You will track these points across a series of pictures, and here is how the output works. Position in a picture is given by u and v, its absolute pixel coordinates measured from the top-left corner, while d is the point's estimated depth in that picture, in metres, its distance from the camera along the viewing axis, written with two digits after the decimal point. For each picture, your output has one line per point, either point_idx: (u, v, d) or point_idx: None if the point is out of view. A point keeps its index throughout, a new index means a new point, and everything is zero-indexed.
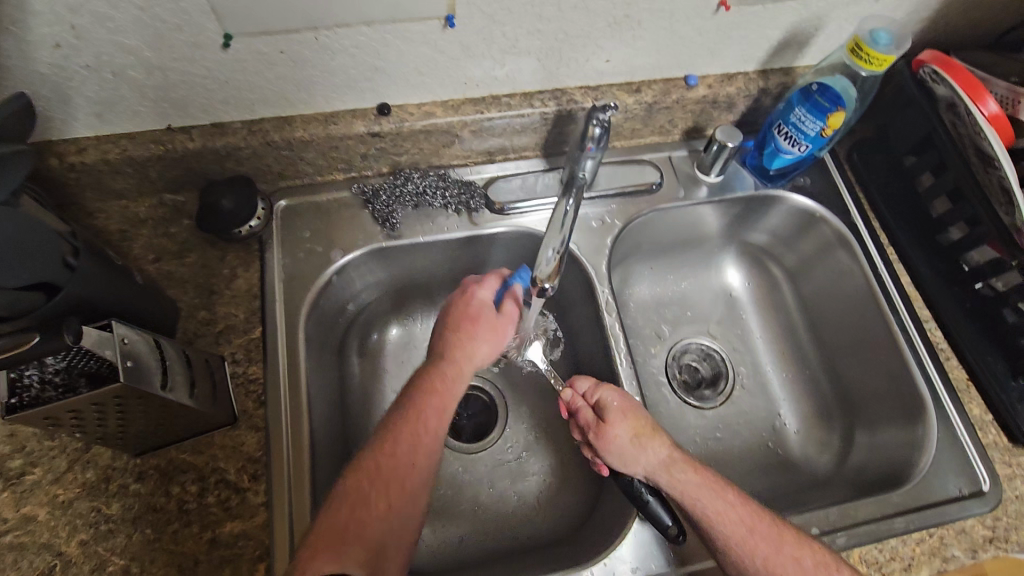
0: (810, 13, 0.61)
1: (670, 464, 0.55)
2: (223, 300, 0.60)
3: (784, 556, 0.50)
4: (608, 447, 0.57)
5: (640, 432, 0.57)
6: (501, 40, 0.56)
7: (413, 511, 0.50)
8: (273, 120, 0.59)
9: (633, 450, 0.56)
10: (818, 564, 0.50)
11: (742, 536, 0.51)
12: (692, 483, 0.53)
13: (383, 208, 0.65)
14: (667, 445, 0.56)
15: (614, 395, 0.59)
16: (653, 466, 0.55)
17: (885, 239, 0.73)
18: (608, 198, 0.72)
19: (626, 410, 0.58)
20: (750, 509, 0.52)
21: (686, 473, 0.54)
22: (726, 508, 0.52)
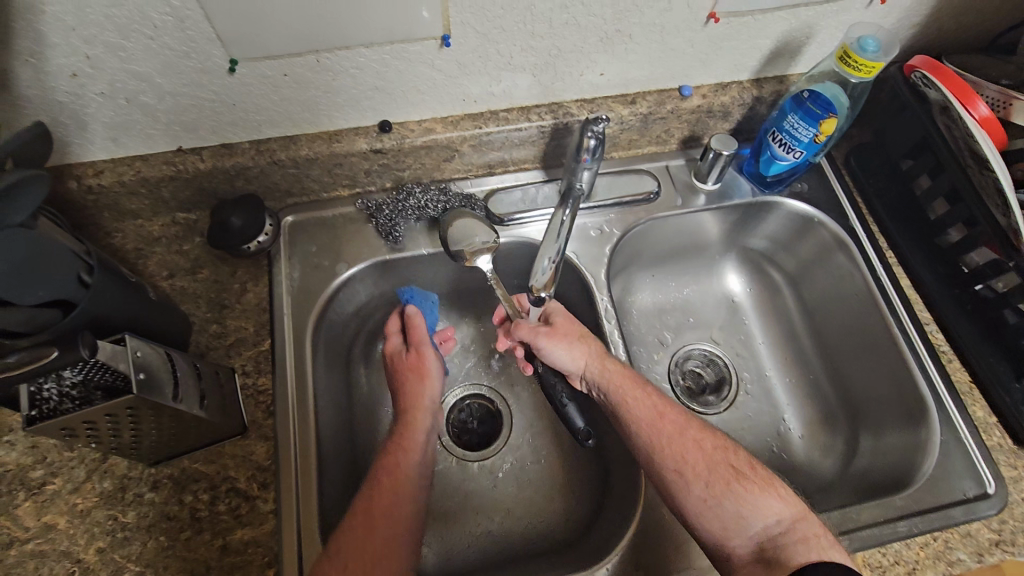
0: (799, 22, 0.62)
1: (604, 355, 0.62)
2: (233, 314, 0.62)
3: (687, 438, 0.57)
4: (551, 337, 0.63)
5: (579, 331, 0.64)
6: (496, 57, 0.58)
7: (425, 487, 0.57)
8: (278, 140, 0.61)
9: (575, 344, 0.63)
10: (718, 446, 0.57)
11: (651, 418, 0.58)
12: (618, 372, 0.61)
13: (386, 221, 0.67)
14: (600, 345, 0.64)
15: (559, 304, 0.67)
16: (587, 356, 0.62)
17: (885, 243, 0.73)
18: (606, 207, 0.73)
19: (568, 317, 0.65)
20: (662, 400, 0.60)
21: (616, 366, 0.62)
22: (643, 396, 0.60)
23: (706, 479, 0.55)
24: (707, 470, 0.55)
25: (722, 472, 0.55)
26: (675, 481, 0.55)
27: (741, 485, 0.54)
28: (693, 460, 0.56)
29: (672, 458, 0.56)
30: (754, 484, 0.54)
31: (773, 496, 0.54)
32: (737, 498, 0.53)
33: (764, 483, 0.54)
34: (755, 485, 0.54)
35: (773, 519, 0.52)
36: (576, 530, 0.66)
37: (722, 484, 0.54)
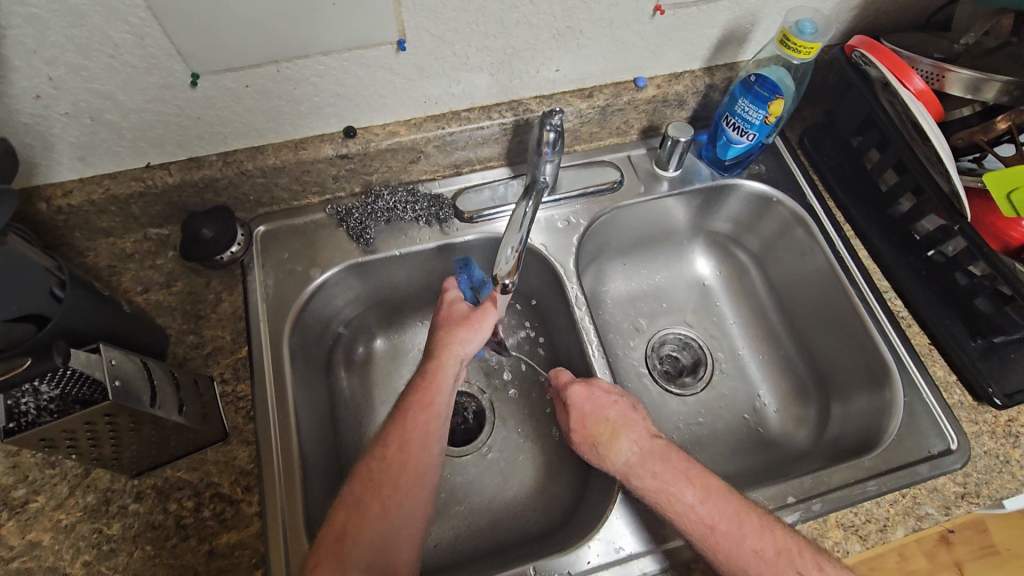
0: (743, 10, 0.65)
1: (632, 464, 0.57)
2: (209, 324, 0.63)
3: (745, 550, 0.51)
4: (580, 448, 0.61)
5: (600, 437, 0.60)
6: (453, 58, 0.60)
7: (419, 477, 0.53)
8: (245, 150, 0.62)
9: (599, 449, 0.59)
10: (780, 552, 0.51)
11: (700, 532, 0.52)
12: (650, 485, 0.55)
13: (357, 223, 0.68)
14: (625, 447, 0.58)
15: (573, 406, 0.62)
16: (615, 469, 0.58)
17: (841, 216, 0.75)
18: (572, 199, 0.75)
19: (585, 419, 0.61)
20: (709, 506, 0.53)
21: (644, 476, 0.56)
22: (685, 508, 0.53)
23: None
24: None
25: None
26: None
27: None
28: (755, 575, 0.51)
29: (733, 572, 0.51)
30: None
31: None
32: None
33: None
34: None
35: None
36: (560, 513, 0.67)
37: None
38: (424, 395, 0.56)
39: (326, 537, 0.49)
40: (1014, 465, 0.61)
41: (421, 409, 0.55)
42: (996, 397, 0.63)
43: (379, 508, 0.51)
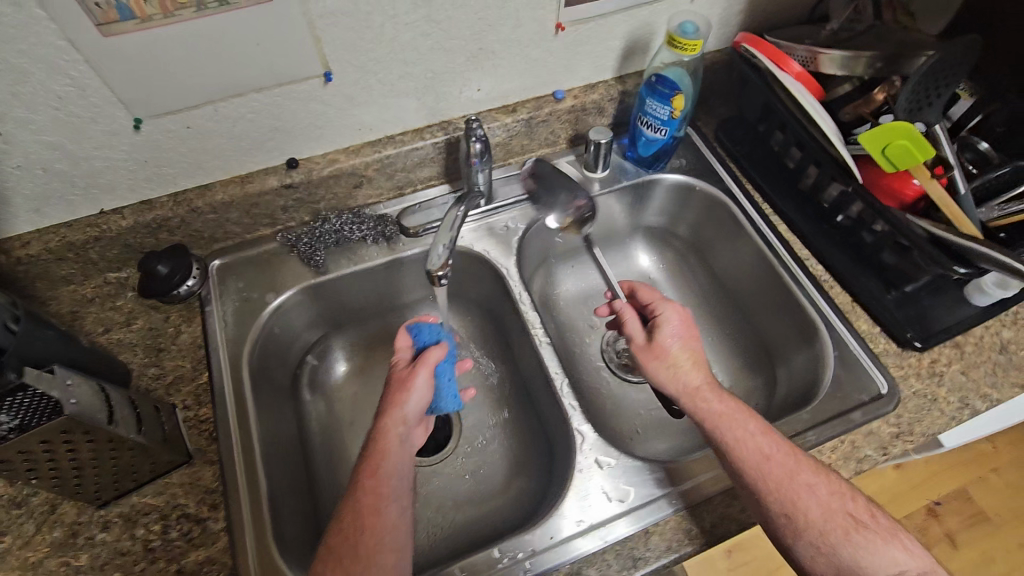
0: (638, 22, 0.72)
1: (700, 391, 0.60)
2: (170, 355, 0.65)
3: (799, 484, 0.53)
4: (651, 356, 0.65)
5: (684, 357, 0.63)
6: (379, 86, 0.66)
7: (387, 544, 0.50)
8: (194, 190, 0.67)
9: (668, 370, 0.63)
10: (834, 493, 0.53)
11: (757, 460, 0.54)
12: (717, 410, 0.58)
13: (307, 248, 0.72)
14: (704, 376, 0.62)
15: (671, 316, 0.67)
16: (683, 386, 0.61)
17: (759, 197, 0.81)
18: (509, 206, 0.79)
19: (676, 339, 0.65)
20: (768, 438, 0.56)
21: (711, 400, 0.59)
22: (745, 436, 0.56)
23: (821, 529, 0.51)
24: (820, 520, 0.51)
25: (836, 522, 0.51)
26: (783, 528, 0.52)
27: (861, 537, 0.51)
28: (805, 508, 0.52)
29: (783, 503, 0.52)
30: (874, 534, 0.51)
31: (896, 547, 0.51)
32: (854, 549, 0.50)
33: (886, 533, 0.51)
34: (876, 535, 0.51)
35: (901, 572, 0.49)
36: (526, 504, 0.68)
37: (838, 534, 0.51)
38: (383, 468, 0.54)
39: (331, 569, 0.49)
40: (942, 402, 0.65)
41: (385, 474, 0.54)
42: (915, 341, 0.68)
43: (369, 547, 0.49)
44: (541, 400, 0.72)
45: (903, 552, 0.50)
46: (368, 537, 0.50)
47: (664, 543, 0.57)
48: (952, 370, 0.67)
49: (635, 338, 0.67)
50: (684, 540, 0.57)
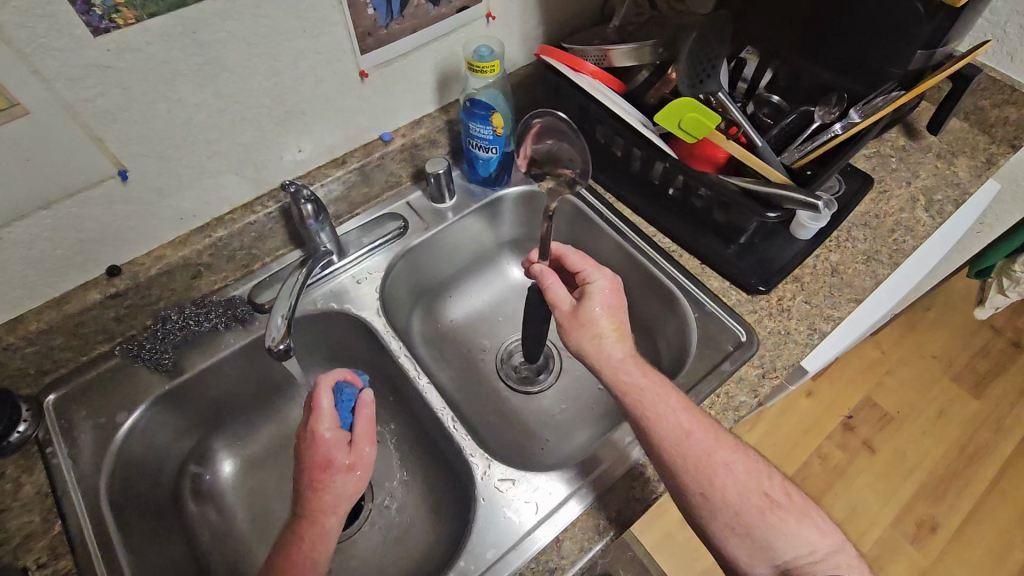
0: (441, 53, 0.75)
1: (624, 364, 0.60)
2: (12, 514, 0.58)
3: (718, 462, 0.55)
4: (574, 328, 0.63)
5: (609, 329, 0.62)
6: (187, 171, 0.63)
7: None
8: (2, 326, 0.60)
9: (592, 341, 0.61)
10: (750, 471, 0.55)
11: (677, 437, 0.55)
12: (640, 385, 0.58)
13: (151, 355, 0.67)
14: (628, 349, 0.61)
15: (602, 283, 0.65)
16: (608, 359, 0.60)
17: (600, 189, 0.86)
18: (364, 256, 0.78)
19: (605, 310, 0.63)
20: (691, 415, 0.57)
21: (636, 374, 0.59)
22: (668, 411, 0.56)
23: (737, 507, 0.54)
24: (734, 498, 0.54)
25: (750, 499, 0.54)
26: (700, 506, 0.55)
27: (775, 515, 0.54)
28: (722, 485, 0.54)
29: (700, 480, 0.54)
30: (788, 512, 0.54)
31: (809, 526, 0.54)
32: (766, 527, 0.53)
33: (799, 512, 0.55)
34: (789, 512, 0.54)
35: (808, 550, 0.53)
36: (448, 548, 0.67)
37: (752, 512, 0.54)
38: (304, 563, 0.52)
39: None
40: (794, 334, 0.71)
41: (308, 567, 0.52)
42: (760, 285, 0.73)
43: None
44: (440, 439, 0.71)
45: (816, 531, 0.54)
46: None
47: (578, 545, 0.58)
48: (796, 302, 0.74)
49: (559, 303, 0.65)
50: (595, 537, 0.58)
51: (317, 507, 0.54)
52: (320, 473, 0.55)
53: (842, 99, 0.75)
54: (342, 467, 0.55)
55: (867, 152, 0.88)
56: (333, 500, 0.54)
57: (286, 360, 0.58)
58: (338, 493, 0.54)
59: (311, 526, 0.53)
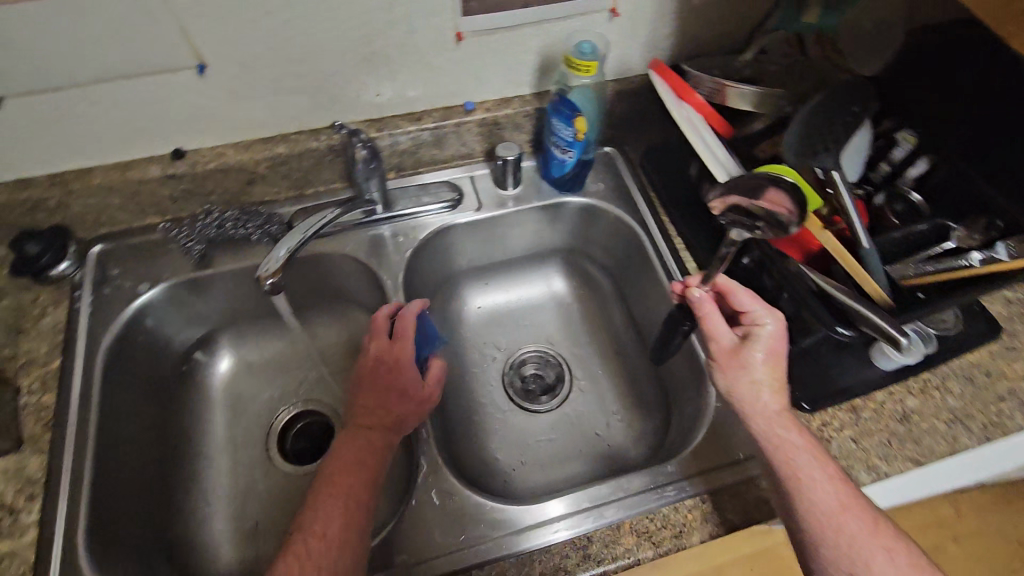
0: (550, 38, 0.70)
1: (778, 417, 0.55)
2: (29, 337, 0.64)
3: (875, 546, 0.49)
4: (729, 365, 0.58)
5: (770, 375, 0.57)
6: (263, 83, 0.64)
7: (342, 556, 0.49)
8: (74, 173, 0.67)
9: (751, 382, 0.57)
10: (913, 567, 0.49)
11: (830, 508, 0.51)
12: (792, 441, 0.54)
13: (185, 241, 0.71)
14: (783, 402, 0.56)
15: (772, 321, 0.58)
16: (762, 409, 0.56)
17: (673, 230, 0.77)
18: (409, 216, 0.77)
19: (768, 358, 0.57)
20: (846, 488, 0.52)
21: (790, 431, 0.55)
22: (822, 479, 0.52)
23: None
24: None
25: None
26: None
27: None
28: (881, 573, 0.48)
29: (848, 563, 0.49)
30: None
31: None
32: None
33: None
34: None
35: None
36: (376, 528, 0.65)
37: None
38: (354, 480, 0.53)
39: None
40: None
41: (360, 488, 0.53)
42: (803, 402, 0.63)
43: (331, 556, 0.48)
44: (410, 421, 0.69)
45: None
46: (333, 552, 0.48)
47: None
48: (842, 435, 0.62)
49: (717, 338, 0.60)
50: None
51: (376, 427, 0.58)
52: (384, 392, 0.60)
53: (992, 226, 0.59)
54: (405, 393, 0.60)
55: (1011, 293, 0.72)
56: (394, 423, 0.59)
57: (271, 293, 0.61)
58: (392, 414, 0.59)
59: (371, 437, 0.57)
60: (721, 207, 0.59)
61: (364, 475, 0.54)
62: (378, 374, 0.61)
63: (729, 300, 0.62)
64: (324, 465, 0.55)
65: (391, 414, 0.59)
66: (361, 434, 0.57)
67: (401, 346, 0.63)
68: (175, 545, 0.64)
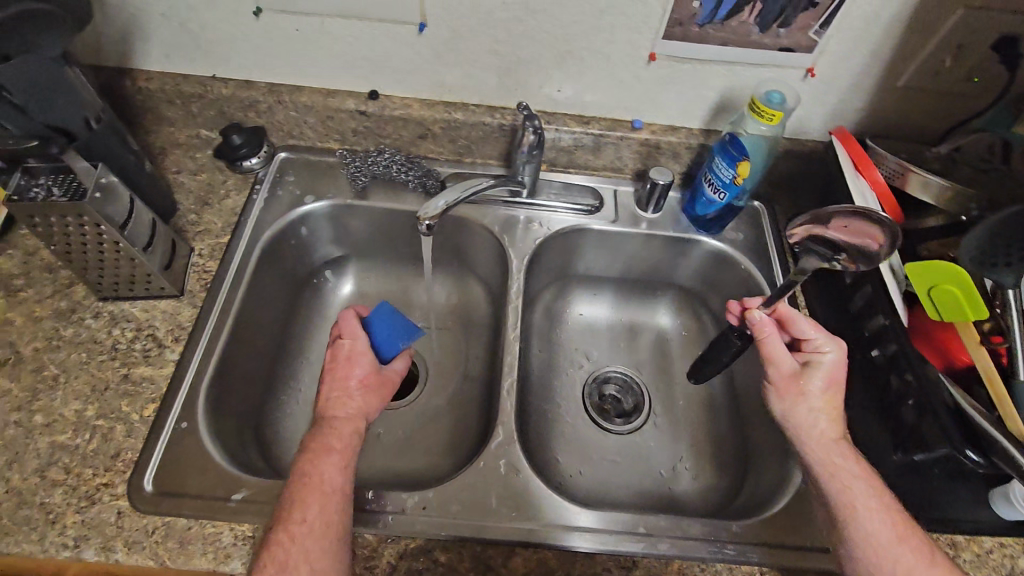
0: (737, 80, 0.71)
1: (832, 443, 0.56)
2: (211, 211, 0.75)
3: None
4: (787, 391, 0.59)
5: (824, 403, 0.58)
6: (465, 53, 0.70)
7: (327, 533, 0.49)
8: (288, 86, 0.76)
9: (806, 409, 0.58)
10: None
11: (885, 538, 0.50)
12: (844, 466, 0.55)
13: (354, 170, 0.78)
14: (838, 430, 0.57)
15: (836, 351, 0.59)
16: (815, 434, 0.57)
17: (801, 300, 0.74)
18: (550, 209, 0.81)
19: (828, 386, 0.59)
20: (904, 519, 0.51)
21: (847, 459, 0.55)
22: (876, 506, 0.51)
23: None
24: None
25: None
26: None
27: None
28: None
29: None
30: None
31: None
32: None
33: None
34: None
35: None
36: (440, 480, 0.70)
37: None
38: (335, 459, 0.54)
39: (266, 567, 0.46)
40: None
41: (336, 471, 0.53)
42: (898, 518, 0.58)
43: (313, 533, 0.48)
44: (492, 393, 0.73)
45: None
46: (310, 533, 0.48)
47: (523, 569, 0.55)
48: None
49: (777, 361, 0.60)
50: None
51: (338, 418, 0.58)
52: (344, 382, 0.61)
53: None
54: (367, 387, 0.62)
55: None
56: (360, 411, 0.60)
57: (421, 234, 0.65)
58: (354, 403, 0.60)
59: (337, 425, 0.57)
60: (802, 234, 0.61)
61: (338, 458, 0.54)
62: (332, 361, 0.63)
63: (792, 330, 0.63)
64: (297, 462, 0.54)
65: (356, 402, 0.60)
66: (325, 426, 0.57)
67: (356, 339, 0.64)
68: (265, 425, 0.71)
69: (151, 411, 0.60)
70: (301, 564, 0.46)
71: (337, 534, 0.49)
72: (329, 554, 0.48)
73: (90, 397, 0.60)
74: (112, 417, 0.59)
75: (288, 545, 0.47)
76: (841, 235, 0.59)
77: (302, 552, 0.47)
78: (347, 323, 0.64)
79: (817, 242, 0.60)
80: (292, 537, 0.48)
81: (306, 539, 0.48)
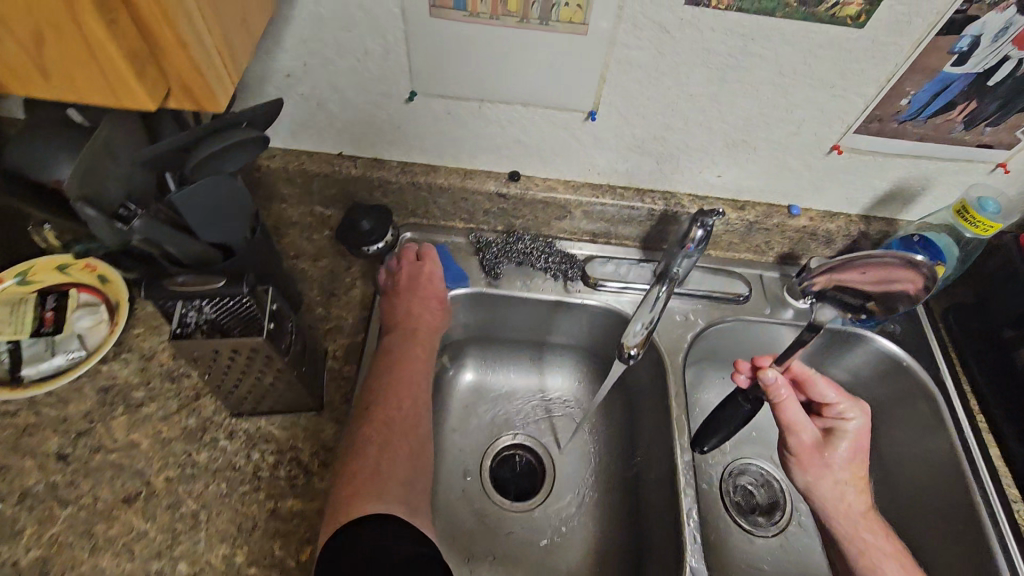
0: (919, 172, 0.66)
1: (862, 519, 0.61)
2: (338, 304, 0.69)
3: None
4: (811, 462, 0.61)
5: (850, 474, 0.61)
6: (629, 138, 0.64)
7: (409, 457, 0.58)
8: (422, 166, 0.70)
9: (830, 481, 0.60)
10: None
11: None
12: (874, 544, 0.59)
13: (491, 259, 0.73)
14: (864, 501, 0.61)
15: (861, 420, 0.62)
16: (844, 509, 0.61)
17: (975, 403, 0.70)
18: (694, 298, 0.76)
19: (855, 456, 0.61)
20: None
21: (875, 535, 0.60)
22: None
23: None
24: None
25: None
26: None
27: None
28: None
29: None
30: None
31: None
32: None
33: None
34: None
35: None
36: None
37: None
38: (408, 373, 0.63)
39: (360, 474, 0.53)
40: None
41: (412, 384, 0.62)
42: None
43: (403, 452, 0.57)
44: (654, 510, 0.67)
45: None
46: (394, 444, 0.57)
47: None
48: None
49: (800, 433, 0.60)
50: None
51: (410, 331, 0.66)
52: (420, 303, 0.67)
53: None
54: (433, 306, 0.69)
55: None
56: (427, 327, 0.68)
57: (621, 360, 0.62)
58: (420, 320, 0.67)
59: (409, 346, 0.65)
60: (824, 282, 0.67)
61: (408, 371, 0.63)
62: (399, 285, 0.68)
63: (805, 389, 0.64)
64: (376, 371, 0.62)
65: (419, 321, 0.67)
66: (395, 351, 0.64)
67: (427, 270, 0.69)
68: None
69: (307, 557, 0.52)
70: (390, 471, 0.54)
71: (413, 439, 0.59)
72: (412, 470, 0.57)
73: (237, 539, 0.53)
74: (266, 565, 0.52)
75: (381, 450, 0.55)
76: (862, 282, 0.64)
77: (387, 466, 0.55)
78: (421, 256, 0.69)
79: (842, 291, 0.66)
80: (378, 441, 0.56)
81: (380, 453, 0.55)
